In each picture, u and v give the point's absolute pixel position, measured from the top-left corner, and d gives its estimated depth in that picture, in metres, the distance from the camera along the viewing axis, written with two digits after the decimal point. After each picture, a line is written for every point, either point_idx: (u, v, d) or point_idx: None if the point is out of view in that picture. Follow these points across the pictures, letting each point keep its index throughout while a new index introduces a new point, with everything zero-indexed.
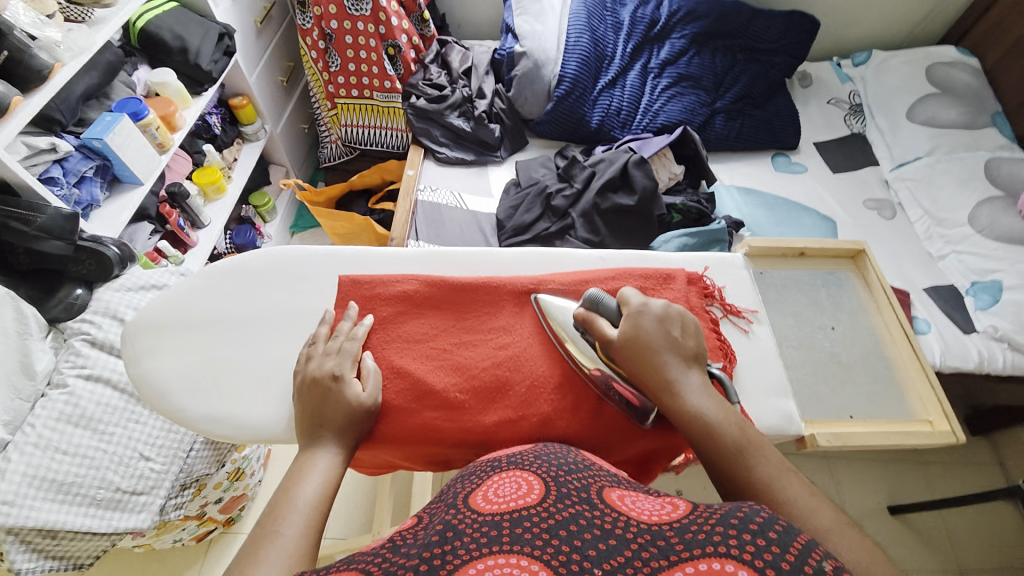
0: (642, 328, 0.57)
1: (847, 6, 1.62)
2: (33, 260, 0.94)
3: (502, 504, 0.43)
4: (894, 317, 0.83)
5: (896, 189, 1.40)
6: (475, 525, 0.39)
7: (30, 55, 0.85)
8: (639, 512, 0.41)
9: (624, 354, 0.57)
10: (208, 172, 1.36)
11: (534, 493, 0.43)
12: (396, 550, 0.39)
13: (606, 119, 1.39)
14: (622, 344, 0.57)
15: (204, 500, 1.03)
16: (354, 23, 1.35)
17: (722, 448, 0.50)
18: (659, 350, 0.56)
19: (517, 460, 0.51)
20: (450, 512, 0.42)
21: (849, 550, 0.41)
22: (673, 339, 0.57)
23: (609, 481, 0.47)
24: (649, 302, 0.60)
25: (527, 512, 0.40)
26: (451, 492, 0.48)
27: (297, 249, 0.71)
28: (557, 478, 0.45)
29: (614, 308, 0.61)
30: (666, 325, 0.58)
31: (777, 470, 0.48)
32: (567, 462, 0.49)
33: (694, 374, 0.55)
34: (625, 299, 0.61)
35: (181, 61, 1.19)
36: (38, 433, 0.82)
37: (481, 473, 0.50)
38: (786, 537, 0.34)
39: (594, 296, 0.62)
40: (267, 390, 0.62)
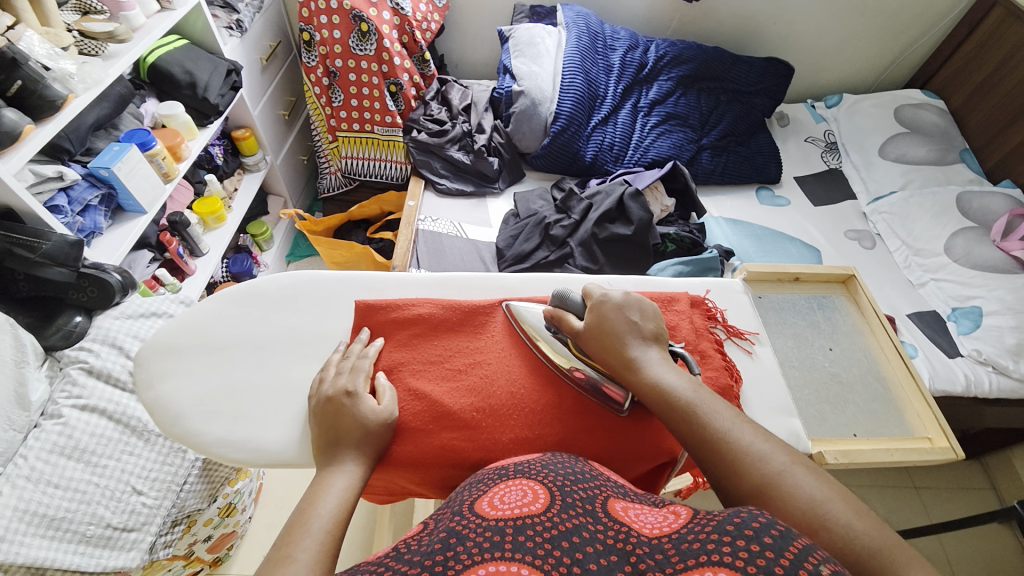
0: (603, 316, 0.62)
1: (819, 53, 1.76)
2: (34, 286, 0.93)
3: (508, 510, 0.45)
4: (887, 337, 0.86)
5: (874, 221, 1.48)
6: (480, 530, 0.42)
7: (43, 86, 0.87)
8: (641, 524, 0.44)
9: (591, 341, 0.62)
10: (209, 201, 1.37)
11: (539, 501, 0.46)
12: (399, 557, 0.41)
13: (600, 153, 1.45)
14: (589, 334, 0.62)
15: (193, 538, 1.00)
16: (358, 61, 1.42)
17: (683, 409, 0.55)
18: (617, 335, 0.61)
19: (524, 469, 0.53)
20: (457, 519, 0.45)
21: (801, 483, 0.49)
22: (631, 322, 0.62)
23: (614, 492, 0.51)
24: (609, 291, 0.65)
25: (531, 520, 0.43)
26: (458, 500, 0.50)
27: (311, 273, 0.72)
28: (563, 487, 0.48)
29: (580, 303, 0.65)
30: (626, 311, 0.62)
31: (731, 421, 0.54)
32: (573, 472, 0.52)
33: (655, 351, 0.61)
34: (589, 290, 0.66)
35: (189, 95, 1.22)
36: (31, 466, 0.79)
37: (487, 481, 0.52)
38: (782, 541, 0.36)
39: (561, 293, 0.66)
40: (284, 413, 0.62)
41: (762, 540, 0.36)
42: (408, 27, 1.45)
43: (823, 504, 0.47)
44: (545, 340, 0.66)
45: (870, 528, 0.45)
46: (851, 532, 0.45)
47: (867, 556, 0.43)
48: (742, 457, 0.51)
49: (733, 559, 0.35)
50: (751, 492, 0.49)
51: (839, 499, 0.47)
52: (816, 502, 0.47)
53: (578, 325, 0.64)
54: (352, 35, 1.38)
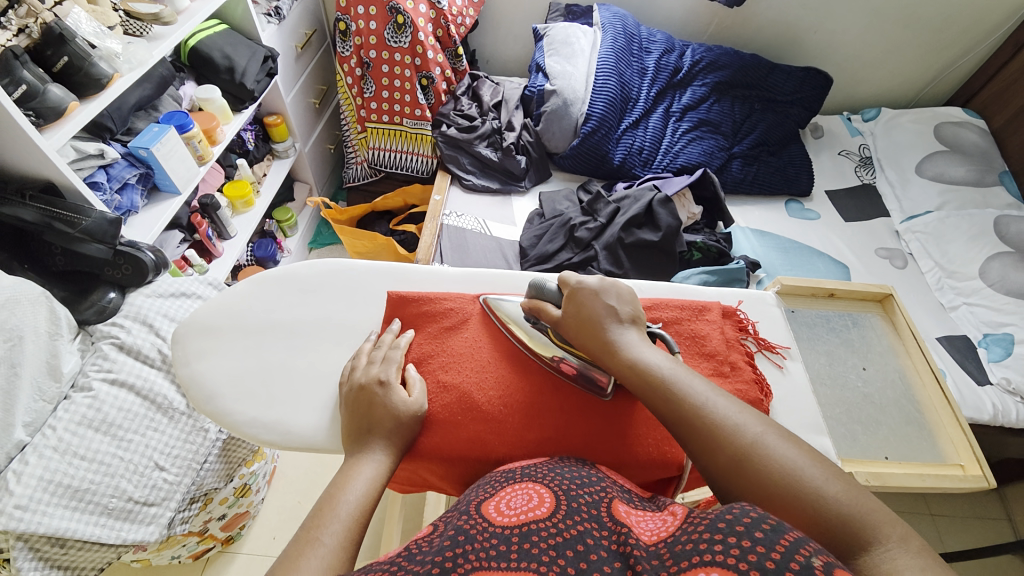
0: (580, 303, 0.62)
1: (858, 65, 1.72)
2: (70, 261, 0.95)
3: (513, 516, 0.46)
4: (923, 360, 0.84)
5: (907, 240, 1.44)
6: (486, 535, 0.44)
7: (90, 64, 0.88)
8: (642, 529, 0.45)
9: (570, 329, 0.62)
10: (239, 185, 1.39)
11: (545, 505, 0.47)
12: (410, 558, 0.42)
13: (629, 157, 1.44)
14: (566, 321, 0.63)
15: (208, 515, 1.03)
16: (392, 53, 1.43)
17: (661, 389, 0.55)
18: (595, 320, 0.61)
19: (530, 472, 0.54)
20: (463, 518, 0.46)
21: (777, 449, 0.49)
22: (608, 307, 0.62)
23: (619, 495, 0.51)
24: (584, 278, 0.65)
25: (537, 526, 0.44)
26: (466, 500, 0.51)
27: (344, 262, 0.73)
28: (568, 492, 0.48)
29: (556, 291, 0.66)
30: (603, 296, 0.62)
31: (707, 393, 0.54)
32: (578, 476, 0.52)
33: (634, 336, 0.60)
34: (563, 278, 0.66)
35: (227, 79, 1.23)
36: (59, 436, 0.81)
37: (495, 484, 0.53)
38: (772, 535, 0.37)
39: (537, 283, 0.66)
40: (313, 399, 0.63)
41: (753, 535, 0.37)
42: (443, 21, 1.45)
43: (801, 472, 0.47)
44: (525, 330, 0.66)
45: (845, 488, 0.46)
46: (826, 496, 0.45)
47: (843, 518, 0.44)
48: (719, 430, 0.51)
49: (727, 558, 0.36)
50: (728, 466, 0.49)
51: (812, 461, 0.48)
52: (793, 467, 0.47)
53: (557, 313, 0.64)
54: (387, 27, 1.39)
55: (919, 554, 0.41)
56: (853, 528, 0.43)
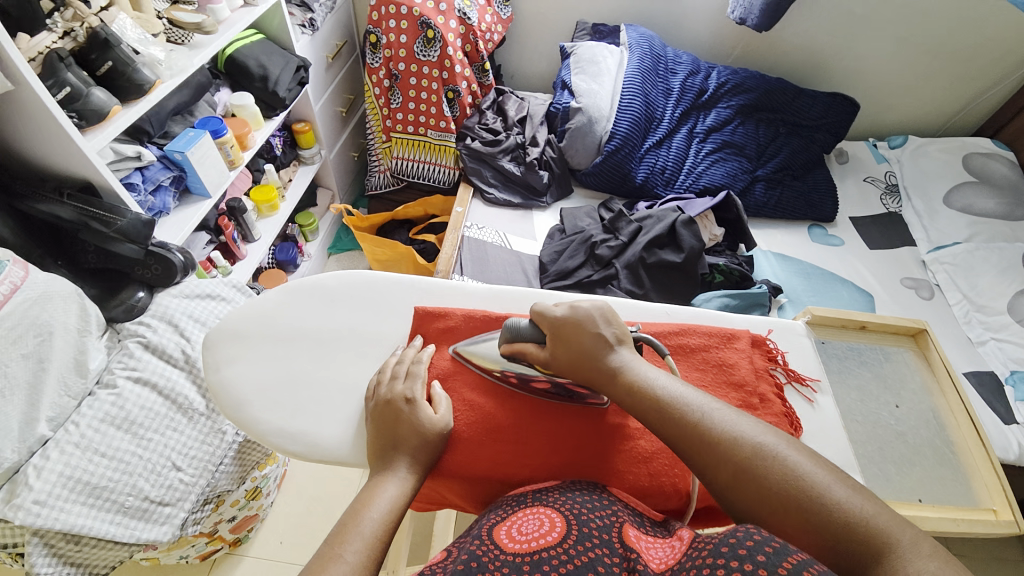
0: (564, 334, 0.60)
1: (886, 92, 1.70)
2: (101, 259, 0.97)
3: (524, 542, 0.46)
4: (958, 400, 0.82)
5: (934, 270, 1.41)
6: (497, 562, 0.44)
7: (134, 69, 0.91)
8: (650, 555, 0.45)
9: (560, 364, 0.59)
10: (265, 189, 1.42)
11: (556, 530, 0.47)
12: None
13: (651, 176, 1.44)
14: (553, 358, 0.60)
15: (219, 516, 1.04)
16: (420, 67, 1.45)
17: (655, 405, 0.54)
18: (584, 350, 0.58)
19: (541, 497, 0.53)
20: (476, 542, 0.47)
21: (779, 455, 0.48)
22: (596, 336, 0.58)
23: (630, 521, 0.51)
24: (556, 310, 0.61)
25: (548, 553, 0.44)
26: (478, 525, 0.51)
27: (373, 274, 0.73)
28: (580, 517, 0.48)
29: (533, 328, 0.62)
30: (586, 324, 0.59)
31: (702, 402, 0.53)
32: (590, 500, 0.52)
33: (628, 356, 0.58)
34: (538, 312, 0.62)
35: (260, 87, 1.27)
36: (81, 433, 0.82)
37: (507, 507, 0.53)
38: (775, 557, 0.37)
39: (511, 326, 0.62)
40: (339, 410, 0.63)
41: (756, 558, 0.37)
42: (472, 37, 1.48)
43: (806, 478, 0.46)
44: (508, 367, 0.63)
45: (852, 491, 0.45)
46: (833, 502, 0.45)
47: (852, 525, 0.43)
48: (721, 443, 0.49)
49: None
50: (731, 481, 0.48)
51: (814, 464, 0.47)
52: (797, 472, 0.46)
53: (541, 353, 0.61)
54: (417, 41, 1.41)
55: (934, 558, 0.40)
56: (863, 535, 0.43)
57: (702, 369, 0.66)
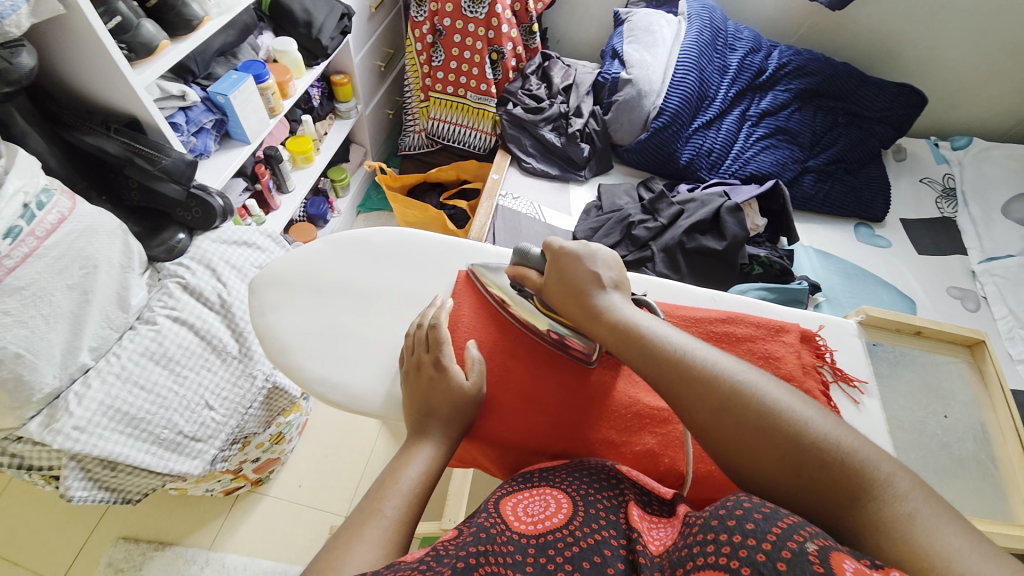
0: (562, 269, 0.60)
1: (959, 87, 1.58)
2: (145, 197, 0.97)
3: (529, 523, 0.46)
4: (1008, 417, 0.81)
5: (983, 281, 1.35)
6: (503, 540, 0.44)
7: (183, 4, 0.88)
8: (651, 537, 0.44)
9: (555, 295, 0.61)
10: (302, 141, 1.40)
11: (562, 512, 0.47)
12: (438, 558, 0.41)
13: (696, 158, 1.38)
14: (550, 287, 0.61)
15: (244, 456, 1.08)
16: (466, 23, 1.40)
17: (643, 344, 0.53)
18: (578, 286, 0.59)
19: (548, 477, 0.53)
20: (485, 516, 0.47)
21: (761, 392, 0.47)
22: (591, 274, 0.59)
23: (635, 499, 0.50)
24: (564, 245, 0.62)
25: (553, 536, 0.44)
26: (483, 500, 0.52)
27: (418, 234, 0.72)
28: (586, 498, 0.48)
29: (540, 258, 0.64)
30: (583, 261, 0.60)
31: (688, 342, 0.52)
32: (595, 478, 0.52)
33: (619, 300, 0.58)
34: (547, 244, 0.63)
35: (303, 34, 1.23)
36: (122, 364, 0.84)
37: (512, 484, 0.53)
38: (764, 525, 0.37)
39: (522, 249, 0.65)
40: (379, 367, 0.63)
41: (745, 529, 0.37)
42: None
43: (788, 417, 0.46)
44: (511, 299, 0.65)
45: (835, 426, 0.45)
46: (814, 440, 0.44)
47: (830, 462, 0.43)
48: (702, 380, 0.49)
49: (719, 557, 0.36)
50: (711, 418, 0.48)
51: (792, 401, 0.47)
52: (778, 410, 0.46)
53: (540, 281, 0.63)
54: None
55: (912, 501, 0.40)
56: (842, 475, 0.42)
57: (748, 359, 0.65)
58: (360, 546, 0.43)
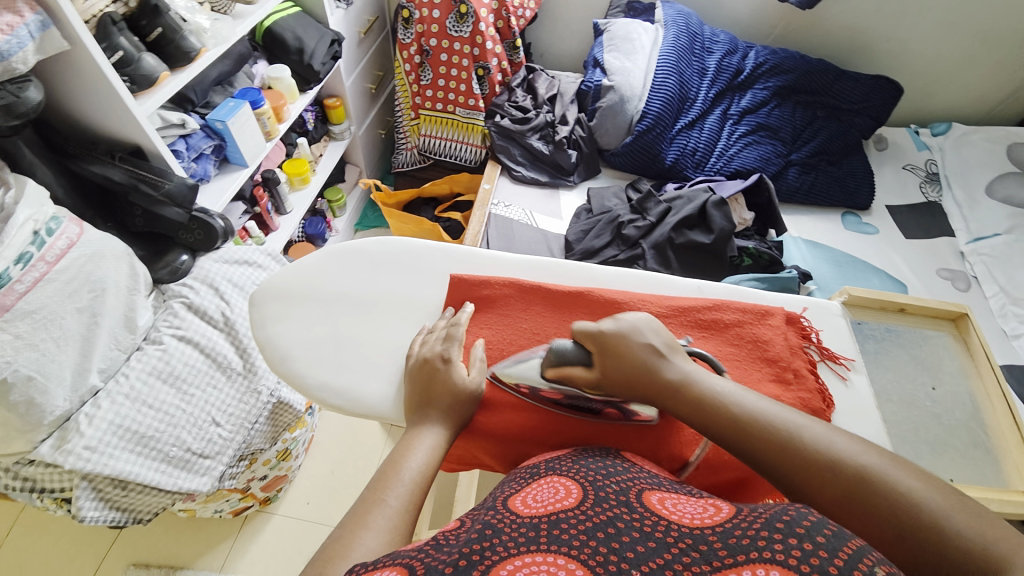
0: (615, 353, 0.58)
1: (934, 75, 1.63)
2: (148, 222, 1.01)
3: (539, 508, 0.46)
4: (996, 385, 0.83)
5: (971, 262, 1.37)
6: (513, 525, 0.43)
7: (181, 37, 0.93)
8: (680, 515, 0.44)
9: (611, 381, 0.58)
10: (298, 163, 1.45)
11: (572, 497, 0.47)
12: (438, 548, 0.42)
13: (681, 158, 1.42)
14: (606, 376, 0.58)
15: (252, 474, 1.09)
16: (451, 43, 1.45)
17: (744, 422, 0.52)
18: (637, 365, 0.57)
19: (554, 466, 0.54)
20: (491, 513, 0.46)
21: (884, 474, 0.46)
22: (645, 348, 0.58)
23: (648, 484, 0.50)
24: (601, 323, 0.61)
25: (565, 515, 0.44)
26: (493, 498, 0.52)
27: (412, 242, 0.75)
28: (596, 483, 0.49)
29: (580, 350, 0.60)
30: (634, 336, 0.59)
31: (796, 419, 0.51)
32: (605, 466, 0.52)
33: (686, 366, 0.57)
34: (580, 330, 0.61)
35: (296, 60, 1.28)
36: (130, 384, 0.86)
37: (520, 480, 0.54)
38: (834, 541, 0.36)
39: (557, 346, 0.61)
40: (379, 369, 0.65)
41: (815, 539, 0.35)
42: (504, 12, 1.47)
43: (917, 499, 0.44)
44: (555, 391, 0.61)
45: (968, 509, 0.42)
46: (947, 522, 0.42)
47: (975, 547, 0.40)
48: (821, 465, 0.48)
49: (787, 558, 0.35)
50: (837, 503, 0.46)
51: (922, 484, 0.45)
52: (907, 492, 0.45)
53: (590, 373, 0.59)
54: (450, 16, 1.42)
55: None
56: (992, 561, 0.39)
57: (736, 344, 0.67)
58: (365, 534, 0.45)
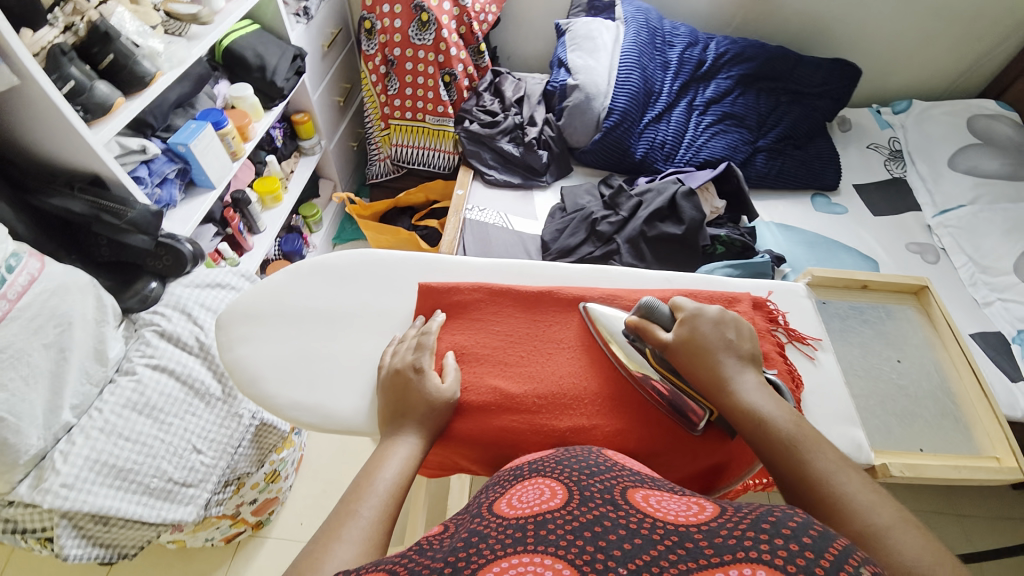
0: (696, 331, 0.60)
1: (890, 55, 1.67)
2: (115, 252, 1.01)
3: (525, 509, 0.46)
4: (960, 353, 0.86)
5: (938, 235, 1.41)
6: (501, 528, 0.43)
7: (134, 62, 0.92)
8: (665, 511, 0.43)
9: (678, 355, 0.60)
10: (268, 181, 1.43)
11: (557, 497, 0.47)
12: (421, 553, 0.42)
13: (651, 151, 1.43)
14: (676, 346, 0.60)
15: (240, 499, 1.08)
16: (415, 51, 1.45)
17: (785, 447, 0.52)
18: (712, 350, 0.59)
19: (537, 467, 0.54)
20: (477, 520, 0.46)
21: (901, 544, 0.43)
22: (728, 340, 0.60)
23: (632, 481, 0.51)
24: (703, 308, 0.63)
25: (551, 515, 0.44)
26: (478, 503, 0.52)
27: (379, 253, 0.75)
28: (580, 482, 0.49)
29: (668, 316, 0.63)
30: (722, 328, 0.61)
31: (835, 465, 0.50)
32: (589, 464, 0.53)
33: (753, 378, 0.58)
34: (677, 305, 0.63)
35: (258, 78, 1.27)
36: (105, 418, 0.85)
37: (504, 483, 0.54)
38: (821, 543, 0.35)
39: (649, 304, 0.63)
40: (351, 384, 0.65)
41: (802, 540, 0.35)
42: (466, 18, 1.48)
43: None
44: (620, 345, 0.65)
45: None
46: None
47: None
48: (841, 508, 0.46)
49: (773, 558, 0.34)
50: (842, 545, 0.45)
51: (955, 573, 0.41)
52: (919, 565, 0.41)
53: (665, 338, 0.61)
54: (412, 25, 1.42)
55: None
56: None
57: None
58: (339, 547, 0.44)
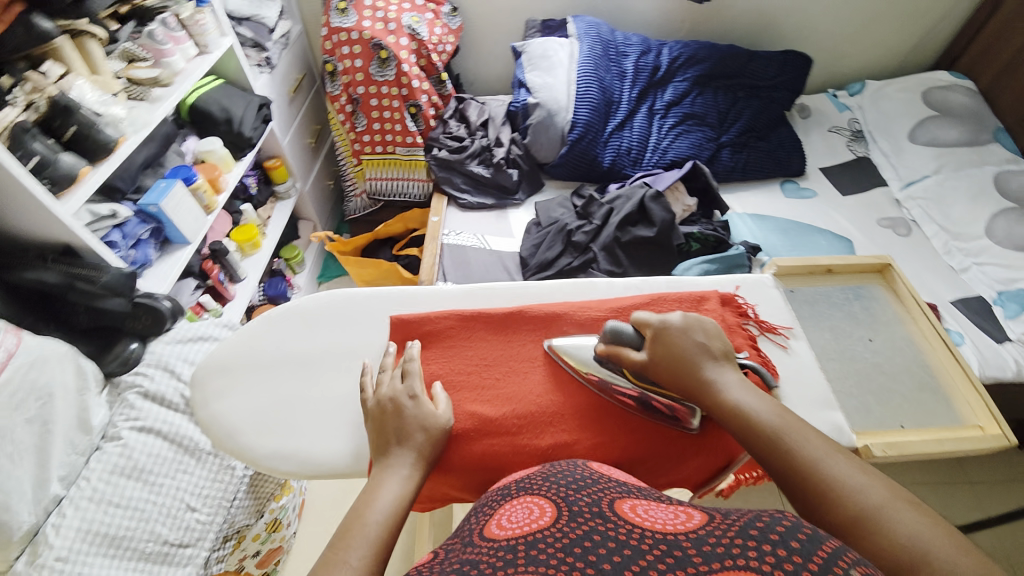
0: (667, 341, 0.61)
1: (838, 41, 1.72)
2: (93, 318, 1.00)
3: (514, 530, 0.46)
4: (930, 326, 0.88)
5: (908, 207, 1.43)
6: (491, 552, 0.43)
7: (96, 130, 0.93)
8: (653, 521, 0.43)
9: (656, 370, 0.60)
10: (246, 229, 1.44)
11: (546, 515, 0.47)
12: None
13: (618, 158, 1.46)
14: (651, 362, 0.61)
15: (243, 553, 1.06)
16: (379, 87, 1.48)
17: (771, 439, 0.53)
18: (685, 357, 0.59)
19: (525, 486, 0.54)
20: (468, 546, 0.46)
21: (899, 521, 0.44)
22: (697, 344, 0.60)
23: (618, 492, 0.50)
24: (667, 317, 0.63)
25: (541, 534, 0.43)
26: (468, 529, 0.51)
27: (351, 291, 0.75)
28: (568, 498, 0.49)
29: (635, 335, 0.63)
30: (690, 333, 0.61)
31: (822, 450, 0.51)
32: (576, 479, 0.52)
33: (729, 373, 0.59)
34: (641, 320, 0.64)
35: (225, 130, 1.29)
36: (93, 487, 0.83)
37: (493, 504, 0.54)
38: (810, 546, 0.34)
39: (614, 328, 0.64)
40: (330, 426, 0.65)
41: (790, 545, 0.34)
42: (424, 51, 1.51)
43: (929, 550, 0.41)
44: (595, 371, 0.65)
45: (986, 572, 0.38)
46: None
47: None
48: (834, 493, 0.47)
49: (761, 564, 0.34)
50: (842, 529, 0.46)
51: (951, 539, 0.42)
52: (919, 539, 0.42)
53: (638, 358, 0.62)
54: (372, 63, 1.46)
55: None
56: None
57: None
58: None
